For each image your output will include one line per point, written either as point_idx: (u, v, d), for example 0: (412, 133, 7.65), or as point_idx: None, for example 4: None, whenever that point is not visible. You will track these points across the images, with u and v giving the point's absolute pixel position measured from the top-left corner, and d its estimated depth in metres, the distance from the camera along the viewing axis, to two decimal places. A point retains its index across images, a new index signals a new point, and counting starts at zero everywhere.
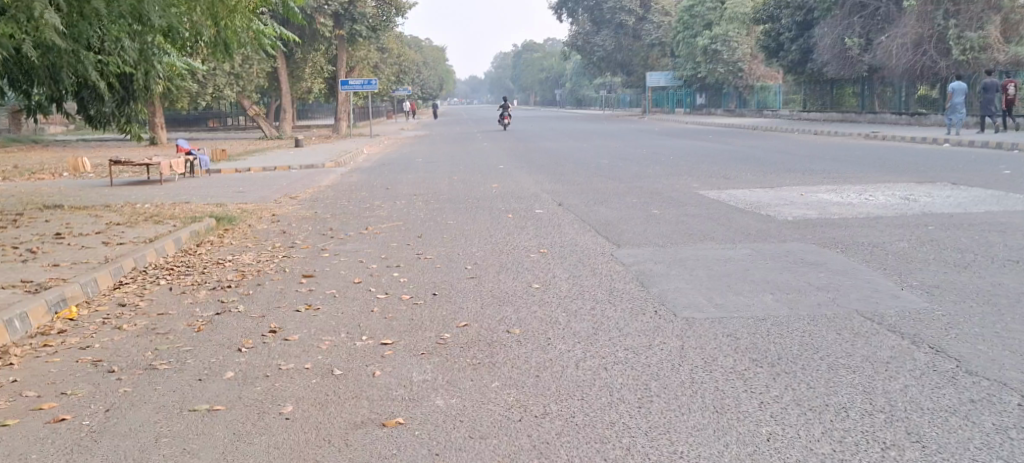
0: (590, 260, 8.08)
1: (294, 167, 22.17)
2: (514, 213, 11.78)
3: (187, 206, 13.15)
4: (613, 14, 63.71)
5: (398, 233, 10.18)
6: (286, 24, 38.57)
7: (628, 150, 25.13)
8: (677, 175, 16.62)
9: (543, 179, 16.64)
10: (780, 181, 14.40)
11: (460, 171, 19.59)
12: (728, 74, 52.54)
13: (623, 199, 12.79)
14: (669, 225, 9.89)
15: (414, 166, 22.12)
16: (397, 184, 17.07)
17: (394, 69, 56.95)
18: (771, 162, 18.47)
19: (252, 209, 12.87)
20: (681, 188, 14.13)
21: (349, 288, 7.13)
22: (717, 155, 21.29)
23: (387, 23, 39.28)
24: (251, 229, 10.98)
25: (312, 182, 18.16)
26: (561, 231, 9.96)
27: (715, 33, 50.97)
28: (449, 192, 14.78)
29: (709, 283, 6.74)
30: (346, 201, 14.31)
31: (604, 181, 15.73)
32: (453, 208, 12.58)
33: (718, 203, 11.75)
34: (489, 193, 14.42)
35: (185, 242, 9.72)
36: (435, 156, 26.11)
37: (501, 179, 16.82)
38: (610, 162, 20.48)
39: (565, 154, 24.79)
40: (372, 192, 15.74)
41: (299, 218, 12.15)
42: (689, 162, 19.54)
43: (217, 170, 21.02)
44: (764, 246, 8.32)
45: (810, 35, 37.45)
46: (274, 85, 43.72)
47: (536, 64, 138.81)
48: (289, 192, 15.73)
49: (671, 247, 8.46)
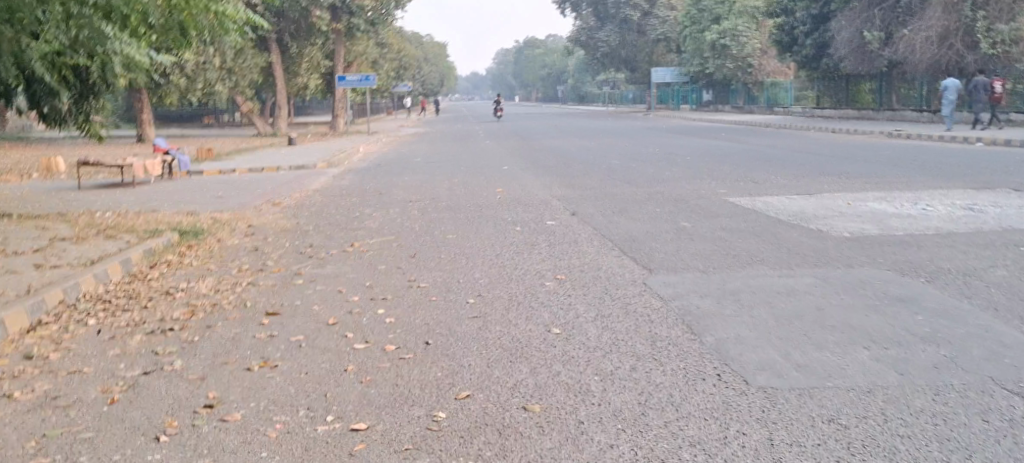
0: (620, 291, 6.62)
1: (283, 167, 20.75)
2: (522, 226, 10.32)
3: (152, 216, 11.72)
4: (618, 8, 62.16)
5: (387, 252, 8.72)
6: (280, 17, 37.09)
7: (637, 149, 23.61)
8: (698, 178, 15.17)
9: (552, 183, 15.18)
10: (816, 187, 12.97)
11: (461, 173, 18.12)
12: (736, 69, 51.04)
13: (646, 208, 11.33)
14: (707, 243, 8.44)
15: (411, 167, 20.66)
16: (392, 189, 15.63)
17: (394, 64, 55.41)
18: (798, 164, 17.02)
19: (225, 220, 11.43)
20: (708, 194, 12.67)
21: (319, 334, 5.65)
22: (737, 155, 19.81)
23: (386, 17, 37.83)
24: (218, 246, 9.51)
25: (299, 186, 16.74)
26: (580, 250, 8.50)
27: (723, 27, 49.41)
28: (449, 198, 13.34)
29: (779, 329, 5.28)
30: (333, 209, 12.89)
31: (620, 186, 14.27)
32: (453, 218, 11.14)
33: (756, 214, 10.31)
34: (493, 199, 12.96)
35: (137, 264, 8.27)
36: (435, 155, 24.63)
37: (506, 183, 15.38)
38: (623, 163, 19.01)
39: (572, 153, 23.32)
40: (363, 197, 14.30)
41: (277, 231, 10.70)
42: (708, 163, 18.07)
43: (199, 171, 19.62)
44: (830, 273, 6.85)
45: (826, 29, 35.90)
46: (268, 80, 42.25)
47: (538, 60, 137.23)
48: (272, 199, 14.29)
49: (715, 274, 7.01)
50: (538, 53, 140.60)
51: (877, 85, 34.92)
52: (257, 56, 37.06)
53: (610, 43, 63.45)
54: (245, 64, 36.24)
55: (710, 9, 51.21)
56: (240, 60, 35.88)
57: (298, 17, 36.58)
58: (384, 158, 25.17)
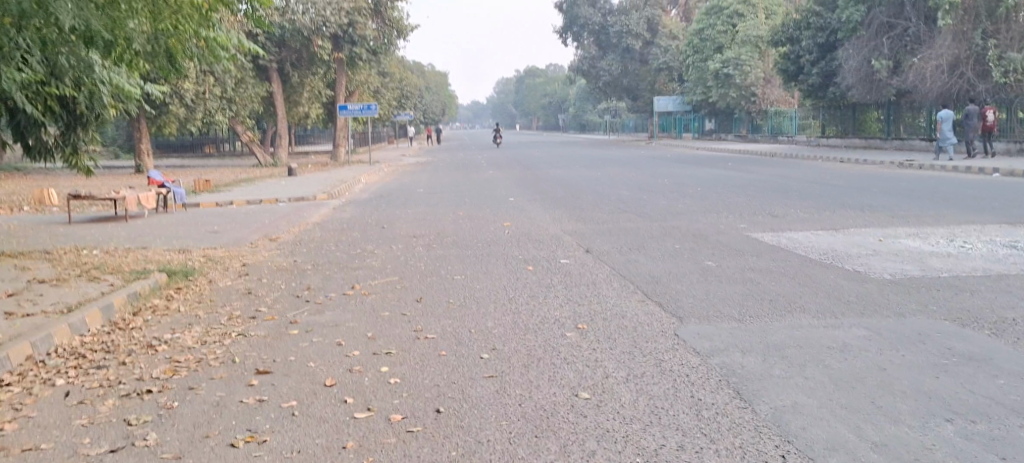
0: (651, 345, 5.97)
1: (282, 199, 20.18)
2: (534, 265, 9.68)
3: (141, 254, 11.09)
4: (620, 37, 61.86)
5: (391, 295, 8.07)
6: (280, 46, 36.67)
7: (646, 179, 23.00)
8: (714, 210, 14.55)
9: (561, 217, 14.55)
10: (840, 221, 12.34)
11: (466, 205, 17.52)
12: (740, 98, 50.61)
13: (664, 245, 10.70)
14: (738, 286, 7.79)
15: (415, 199, 20.08)
16: (396, 223, 15.02)
17: (395, 92, 55.02)
18: (815, 196, 16.40)
19: (218, 259, 10.80)
20: (727, 229, 12.02)
21: (316, 399, 5.01)
22: (749, 186, 19.20)
23: (388, 46, 37.43)
24: (209, 288, 8.88)
25: (297, 219, 16.12)
26: (600, 293, 7.85)
27: (727, 56, 49.04)
28: (458, 233, 12.73)
29: (841, 396, 4.63)
30: (333, 245, 12.28)
31: (633, 220, 13.66)
32: (460, 256, 10.50)
33: (784, 252, 9.67)
34: (501, 235, 12.34)
35: (119, 310, 7.62)
36: (439, 185, 24.03)
37: (515, 217, 14.79)
38: (634, 195, 18.40)
39: (579, 183, 22.69)
40: (365, 232, 13.70)
41: (273, 270, 10.07)
42: (721, 194, 17.45)
43: (194, 204, 19.04)
44: (882, 324, 6.21)
45: (834, 57, 35.40)
46: (269, 109, 41.80)
47: (539, 89, 137.27)
48: (269, 234, 13.69)
49: (755, 324, 6.35)
50: (539, 81, 140.65)
51: (885, 114, 34.41)
52: (257, 85, 36.63)
53: (612, 72, 63.09)
54: (246, 94, 35.78)
55: (713, 38, 50.82)
56: (241, 89, 35.41)
57: (299, 46, 36.16)
58: (384, 188, 24.59)
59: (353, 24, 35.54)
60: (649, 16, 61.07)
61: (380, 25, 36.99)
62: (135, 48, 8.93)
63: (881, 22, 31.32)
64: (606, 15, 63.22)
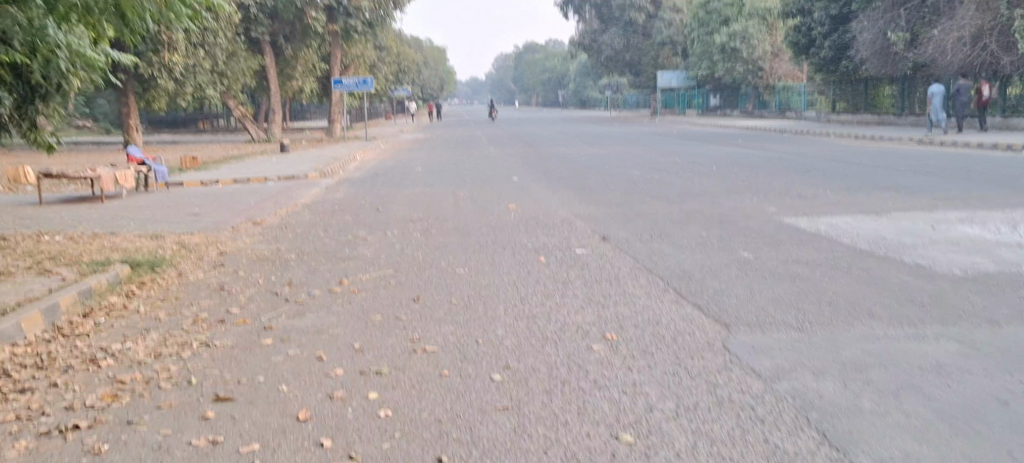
0: (700, 362, 4.90)
1: (271, 178, 19.09)
2: (546, 255, 8.62)
3: (109, 241, 10.00)
4: (622, 10, 60.34)
5: (384, 294, 7.00)
6: (272, 18, 35.34)
7: (655, 157, 21.88)
8: (735, 192, 13.46)
9: (571, 199, 13.46)
10: (878, 204, 11.27)
11: (467, 185, 16.42)
12: (747, 73, 49.32)
13: (690, 231, 9.61)
14: (786, 284, 6.71)
15: (412, 178, 18.99)
16: (391, 204, 13.93)
17: (392, 67, 53.67)
18: (841, 175, 15.31)
19: (194, 248, 9.71)
20: (756, 213, 10.95)
21: (286, 441, 3.95)
22: (768, 165, 18.10)
23: (384, 19, 36.16)
24: (177, 282, 7.81)
25: (286, 201, 15.04)
26: (627, 292, 6.78)
27: (733, 29, 47.70)
28: (458, 218, 11.65)
29: (966, 448, 3.59)
30: (323, 230, 11.22)
31: (650, 202, 12.56)
32: (462, 244, 9.43)
33: (827, 241, 8.58)
34: (506, 219, 11.26)
35: (66, 312, 6.53)
36: (438, 164, 22.89)
37: (520, 199, 13.69)
38: (646, 174, 17.29)
39: (585, 162, 21.56)
40: (357, 215, 12.62)
41: (252, 260, 8.99)
42: (740, 174, 16.34)
43: (177, 182, 17.94)
44: (977, 334, 5.14)
45: (847, 30, 34.12)
46: (262, 84, 40.56)
47: (539, 65, 135.49)
48: (254, 217, 12.62)
49: (819, 334, 5.29)
50: (539, 57, 138.82)
51: (900, 89, 33.20)
52: (249, 58, 35.38)
53: (614, 47, 61.68)
54: (238, 68, 34.56)
55: (719, 11, 49.41)
56: (233, 63, 34.19)
57: (293, 18, 34.86)
58: (381, 166, 23.48)
59: None
60: None
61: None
62: (79, 5, 7.82)
63: None
64: None
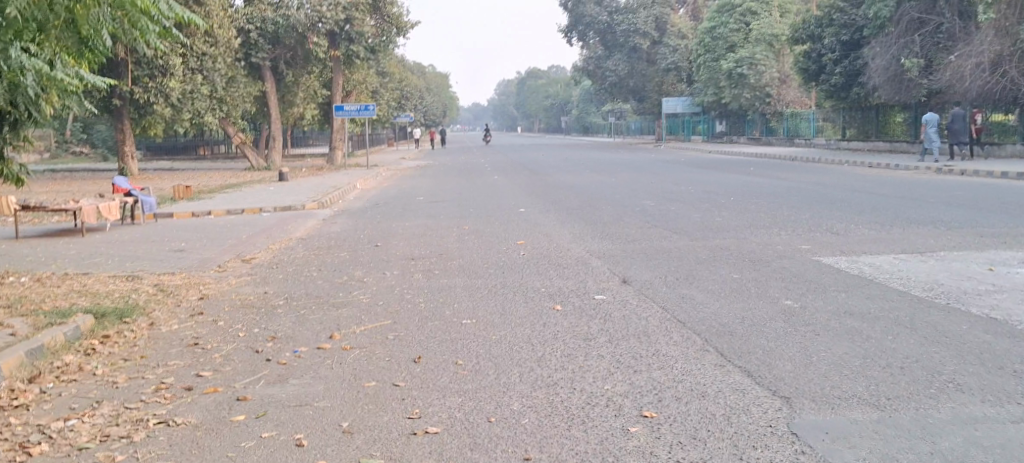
0: (763, 454, 4.01)
1: (266, 208, 18.26)
2: (562, 303, 7.74)
3: (79, 283, 9.13)
4: (626, 36, 59.74)
5: (381, 353, 6.11)
6: (274, 44, 34.65)
7: (667, 186, 21.02)
8: (760, 225, 12.59)
9: (583, 234, 12.61)
10: (919, 242, 10.39)
11: (472, 217, 15.58)
12: (754, 99, 48.60)
13: (720, 274, 8.73)
14: (845, 342, 5.80)
15: (415, 208, 18.17)
16: (391, 238, 13.08)
17: (395, 93, 53.00)
18: (869, 208, 14.43)
19: (173, 292, 8.83)
20: (787, 251, 10.09)
21: None
22: (788, 196, 17.21)
23: (387, 44, 35.49)
24: (146, 336, 6.92)
25: (280, 234, 14.20)
26: (660, 351, 5.90)
27: (740, 55, 47.03)
28: (464, 255, 10.78)
29: None
30: (316, 269, 10.35)
31: (669, 238, 11.67)
32: (469, 288, 8.55)
33: (878, 286, 7.67)
34: (516, 258, 10.38)
35: (8, 377, 5.65)
36: (441, 193, 22.08)
37: (530, 233, 12.83)
38: (660, 205, 16.44)
39: (594, 191, 20.70)
40: (355, 251, 11.76)
41: (236, 307, 8.10)
42: (761, 205, 15.45)
43: (168, 214, 17.12)
44: None
45: (860, 56, 33.40)
46: (262, 110, 39.88)
47: (542, 91, 134.99)
48: (243, 253, 11.78)
49: (901, 414, 4.40)
50: (541, 83, 138.44)
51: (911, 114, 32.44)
52: (248, 84, 34.73)
53: (618, 73, 61.01)
54: (237, 94, 33.86)
55: (725, 36, 48.78)
56: (232, 89, 33.51)
57: (294, 44, 34.23)
58: (382, 195, 22.65)
59: (350, 21, 33.61)
60: (657, 15, 58.96)
61: (379, 22, 35.02)
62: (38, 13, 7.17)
63: (912, 18, 29.39)
64: (612, 14, 61.15)
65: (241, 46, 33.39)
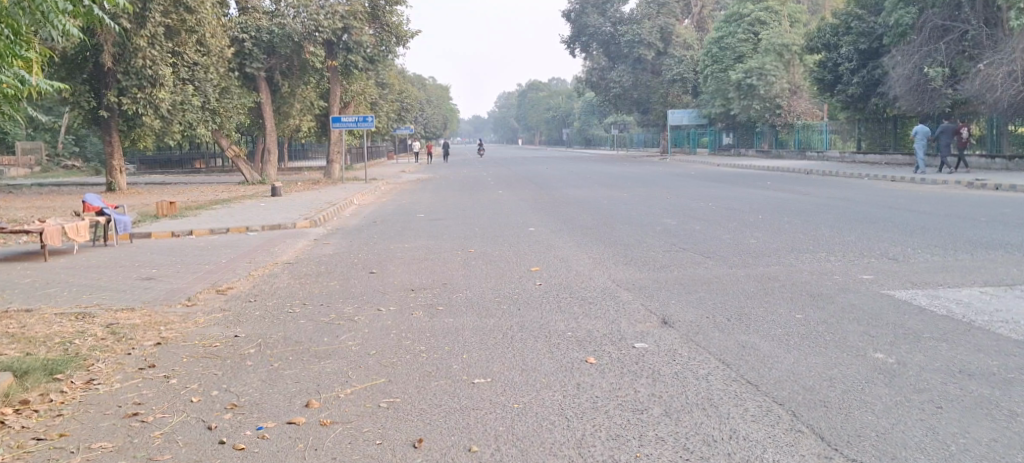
0: None
1: (254, 227, 16.88)
2: (596, 352, 6.34)
3: (20, 323, 7.79)
4: (631, 47, 58.45)
5: (373, 435, 4.72)
6: (270, 54, 33.30)
7: (685, 203, 19.63)
8: (804, 249, 11.23)
9: (604, 259, 11.24)
10: (999, 271, 9.00)
11: (477, 238, 14.18)
12: (764, 111, 47.28)
13: (778, 315, 7.32)
14: (983, 427, 4.40)
15: (415, 226, 16.80)
16: (387, 263, 11.70)
17: (394, 104, 51.65)
18: (920, 228, 13.04)
19: (128, 335, 7.48)
20: (850, 283, 8.71)
21: None
22: (820, 214, 15.84)
23: (385, 54, 34.15)
24: (77, 400, 5.55)
25: (265, 258, 12.84)
26: (738, 435, 4.52)
27: (750, 66, 45.70)
28: (472, 287, 9.39)
29: None
30: (301, 303, 8.97)
31: (703, 265, 10.28)
32: (479, 331, 7.17)
33: (983, 334, 6.26)
34: (532, 292, 8.98)
35: None
36: (443, 209, 20.72)
37: (546, 259, 11.44)
38: (683, 224, 15.05)
39: (606, 208, 19.30)
40: (346, 280, 10.36)
41: (197, 357, 6.71)
42: (794, 226, 14.06)
43: (145, 234, 15.76)
44: None
45: (879, 65, 32.13)
46: (256, 122, 38.52)
47: (542, 103, 133.58)
48: (219, 283, 10.41)
49: None
50: (542, 95, 137.11)
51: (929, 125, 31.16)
52: (243, 95, 33.40)
53: (623, 84, 59.68)
54: (232, 105, 32.51)
55: (733, 47, 47.53)
56: (226, 100, 32.15)
57: (290, 53, 32.92)
58: (379, 211, 21.25)
59: (349, 29, 32.25)
60: (662, 25, 57.57)
61: (378, 31, 33.72)
62: None
63: (935, 26, 28.13)
64: (616, 24, 59.89)
65: (235, 56, 32.09)
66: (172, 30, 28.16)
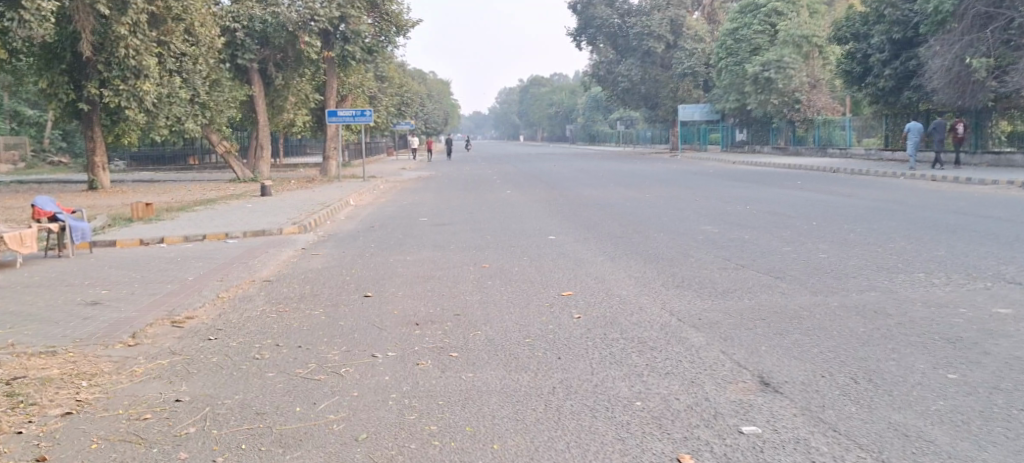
0: None
1: (235, 234, 14.87)
2: (687, 442, 4.39)
3: None
4: (639, 40, 56.35)
5: None
6: (263, 44, 31.25)
7: (718, 205, 17.63)
8: (894, 270, 9.26)
9: (648, 280, 9.29)
10: None
11: (491, 249, 12.21)
12: (782, 106, 45.01)
13: (921, 375, 5.32)
14: None
15: (418, 233, 14.83)
16: (385, 284, 9.71)
17: (394, 99, 49.59)
18: (1014, 239, 11.08)
19: (34, 396, 5.51)
20: (987, 319, 6.76)
21: None
22: (883, 221, 13.84)
23: (384, 45, 32.17)
24: None
25: (239, 275, 10.84)
26: None
27: (767, 58, 43.66)
28: (493, 322, 7.42)
29: None
30: (278, 343, 7.01)
31: (777, 292, 8.28)
32: (512, 399, 5.21)
33: None
34: (570, 330, 7.00)
35: None
36: (450, 212, 18.75)
37: (577, 279, 9.48)
38: (727, 234, 13.07)
39: (631, 211, 17.31)
40: (333, 308, 8.37)
41: (114, 440, 4.72)
42: (861, 236, 12.09)
43: (109, 242, 13.79)
44: None
45: (913, 56, 30.17)
46: (249, 116, 36.51)
47: (545, 99, 131.38)
48: (176, 312, 8.41)
49: None
50: (544, 91, 135.07)
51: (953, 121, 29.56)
52: (236, 88, 31.38)
53: (631, 78, 57.57)
54: (222, 99, 30.45)
55: (749, 39, 45.53)
56: (216, 93, 30.09)
57: (285, 43, 30.89)
58: (376, 214, 19.29)
59: (348, 18, 30.24)
60: (672, 18, 55.47)
61: (376, 20, 31.80)
62: None
63: (978, 12, 26.32)
64: (624, 16, 57.76)
65: (226, 46, 30.06)
66: (158, 17, 26.06)
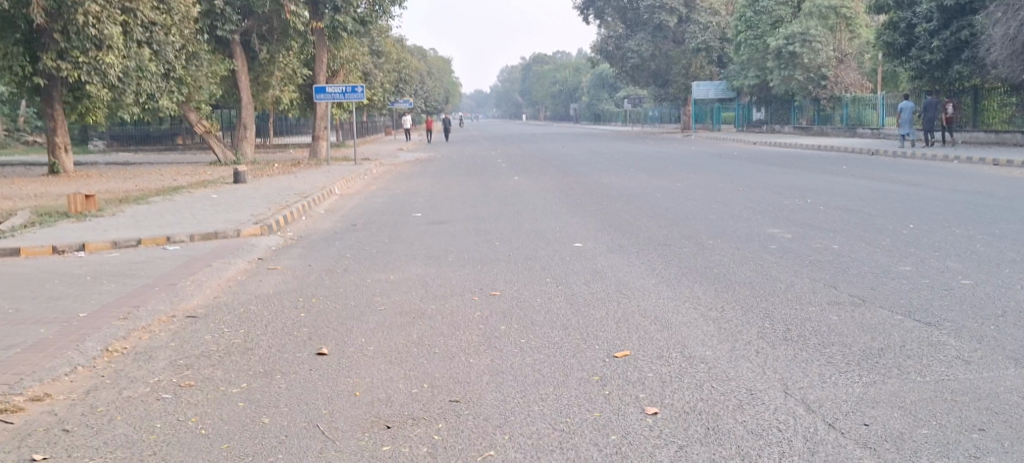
0: None
1: (179, 238, 11.86)
2: None
3: None
4: (651, 13, 52.85)
5: None
6: (246, 12, 28.03)
7: (772, 199, 14.57)
8: None
9: (741, 328, 6.30)
10: None
11: (502, 265, 9.18)
12: (807, 82, 41.67)
13: None
14: None
15: (408, 238, 11.81)
16: (354, 328, 6.73)
17: (391, 75, 46.28)
18: None
19: None
20: None
21: None
22: (1002, 224, 10.79)
23: (379, 15, 28.86)
24: None
25: (156, 306, 7.85)
26: None
27: (792, 30, 40.33)
28: (516, 429, 4.47)
29: None
30: None
31: (953, 359, 5.31)
32: None
33: None
34: (649, 454, 4.08)
35: None
36: (450, 205, 15.70)
37: (631, 324, 6.49)
38: (807, 241, 10.05)
39: (668, 205, 14.25)
40: (264, 383, 5.43)
41: None
42: (993, 250, 9.05)
43: (12, 252, 10.80)
44: None
45: (966, 25, 27.12)
46: (232, 93, 33.33)
47: (548, 77, 127.61)
48: (21, 385, 5.45)
49: None
50: (547, 69, 131.17)
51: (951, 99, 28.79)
52: (215, 62, 28.14)
53: (642, 53, 54.07)
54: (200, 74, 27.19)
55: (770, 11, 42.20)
56: (192, 68, 26.84)
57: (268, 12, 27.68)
58: (361, 208, 16.24)
59: None
60: None
61: None
62: None
63: None
64: None
65: (203, 15, 26.83)
66: None
